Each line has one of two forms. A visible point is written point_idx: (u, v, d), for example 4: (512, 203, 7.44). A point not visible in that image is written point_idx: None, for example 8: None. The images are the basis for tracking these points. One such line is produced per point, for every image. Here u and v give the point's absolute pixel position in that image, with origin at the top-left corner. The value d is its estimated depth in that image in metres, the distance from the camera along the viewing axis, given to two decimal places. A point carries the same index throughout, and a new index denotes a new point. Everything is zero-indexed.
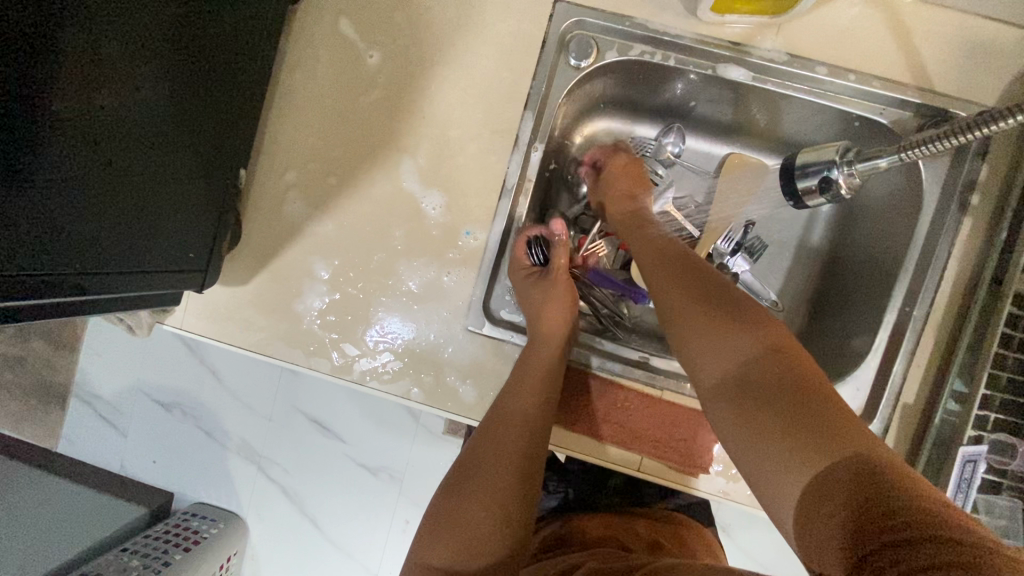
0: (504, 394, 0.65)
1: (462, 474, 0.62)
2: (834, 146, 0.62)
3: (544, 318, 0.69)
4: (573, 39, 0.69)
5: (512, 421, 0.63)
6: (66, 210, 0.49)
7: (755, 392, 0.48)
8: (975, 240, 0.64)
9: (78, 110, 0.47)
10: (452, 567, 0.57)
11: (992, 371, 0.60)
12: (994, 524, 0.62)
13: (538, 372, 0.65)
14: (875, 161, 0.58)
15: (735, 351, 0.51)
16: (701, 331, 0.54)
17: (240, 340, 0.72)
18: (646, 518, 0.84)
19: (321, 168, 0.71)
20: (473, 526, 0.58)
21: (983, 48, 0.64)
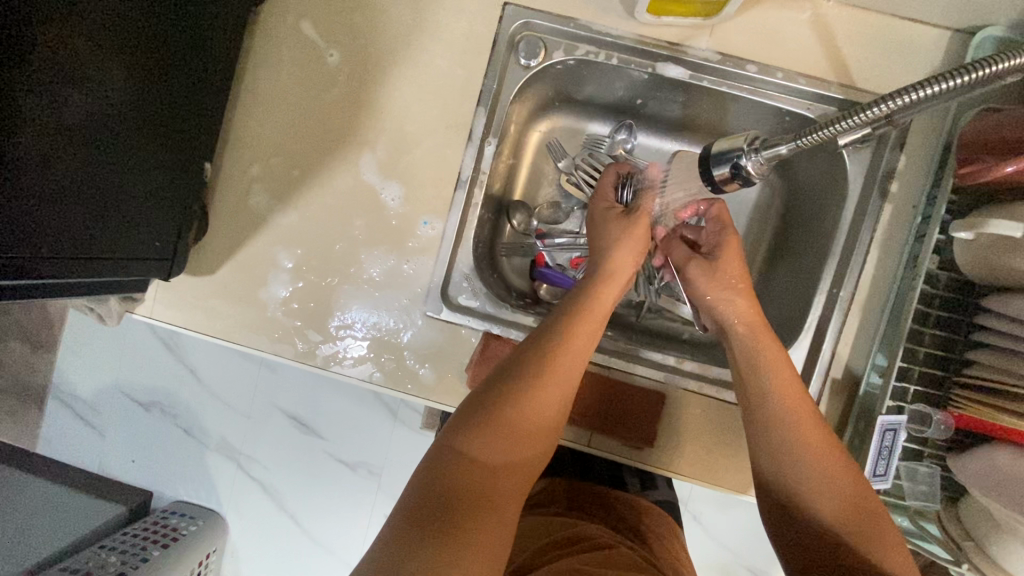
0: (572, 317, 0.63)
1: (508, 379, 0.59)
2: (744, 135, 0.62)
3: (615, 252, 0.70)
4: (522, 40, 0.73)
5: (578, 348, 0.62)
6: (36, 197, 0.51)
7: (804, 490, 0.58)
8: (895, 224, 0.69)
9: (50, 102, 0.50)
10: (488, 462, 0.55)
11: (908, 345, 0.64)
12: (916, 489, 0.66)
13: (604, 306, 0.66)
14: (776, 148, 0.59)
15: (786, 445, 0.59)
16: (762, 407, 0.61)
17: (208, 328, 0.76)
18: (614, 496, 0.88)
19: (284, 163, 0.74)
20: (512, 432, 0.57)
21: (899, 48, 0.69)
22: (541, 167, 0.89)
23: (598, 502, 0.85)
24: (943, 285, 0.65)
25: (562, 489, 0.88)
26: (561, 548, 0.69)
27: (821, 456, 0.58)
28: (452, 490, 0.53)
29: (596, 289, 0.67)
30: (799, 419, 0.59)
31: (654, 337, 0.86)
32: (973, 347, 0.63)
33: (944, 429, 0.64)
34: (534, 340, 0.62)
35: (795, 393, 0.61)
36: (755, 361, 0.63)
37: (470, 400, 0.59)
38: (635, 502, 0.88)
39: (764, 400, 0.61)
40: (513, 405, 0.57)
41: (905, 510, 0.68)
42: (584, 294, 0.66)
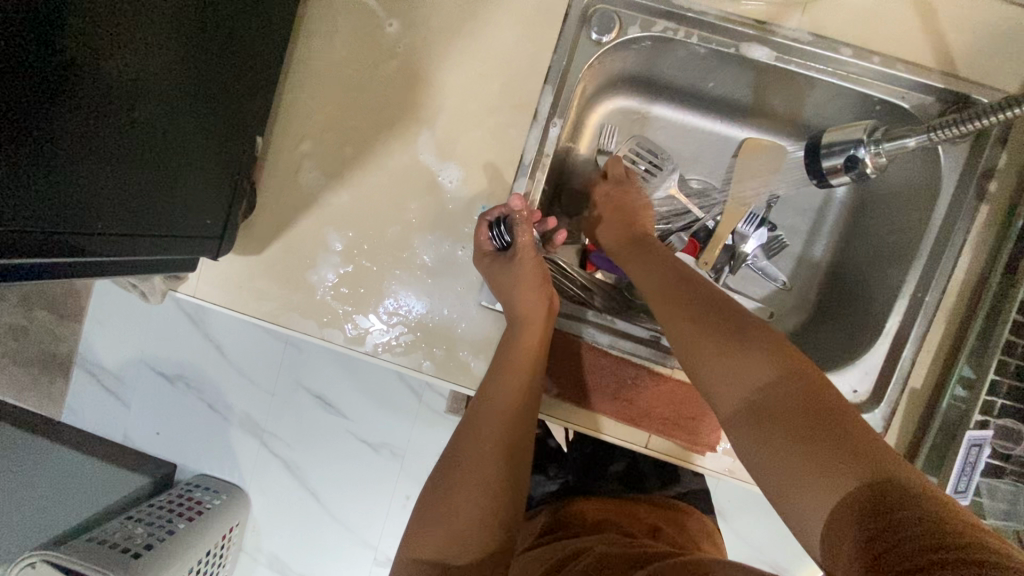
0: (493, 388, 0.63)
1: (450, 476, 0.62)
2: (862, 124, 0.62)
3: (522, 292, 0.66)
4: (595, 13, 0.68)
5: (498, 405, 0.63)
6: (61, 144, 0.46)
7: (784, 416, 0.46)
8: (990, 226, 0.64)
9: (79, 33, 0.44)
10: (440, 557, 0.59)
11: (1001, 357, 0.61)
12: (995, 507, 0.63)
13: (526, 359, 0.65)
14: (903, 141, 0.59)
15: (740, 380, 0.50)
16: (705, 354, 0.53)
17: (252, 309, 0.73)
18: (643, 506, 0.84)
19: (337, 139, 0.71)
20: (456, 517, 0.60)
21: (1012, 33, 0.63)
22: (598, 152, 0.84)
23: (632, 515, 0.81)
24: None
25: (588, 503, 0.83)
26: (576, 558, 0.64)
27: (759, 349, 0.50)
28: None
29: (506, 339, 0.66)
30: (753, 350, 0.51)
31: None
32: None
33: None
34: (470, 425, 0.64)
35: (722, 325, 0.54)
36: (691, 310, 0.57)
37: (423, 497, 0.63)
38: (667, 502, 0.87)
39: (701, 362, 0.53)
40: (454, 494, 0.61)
41: None
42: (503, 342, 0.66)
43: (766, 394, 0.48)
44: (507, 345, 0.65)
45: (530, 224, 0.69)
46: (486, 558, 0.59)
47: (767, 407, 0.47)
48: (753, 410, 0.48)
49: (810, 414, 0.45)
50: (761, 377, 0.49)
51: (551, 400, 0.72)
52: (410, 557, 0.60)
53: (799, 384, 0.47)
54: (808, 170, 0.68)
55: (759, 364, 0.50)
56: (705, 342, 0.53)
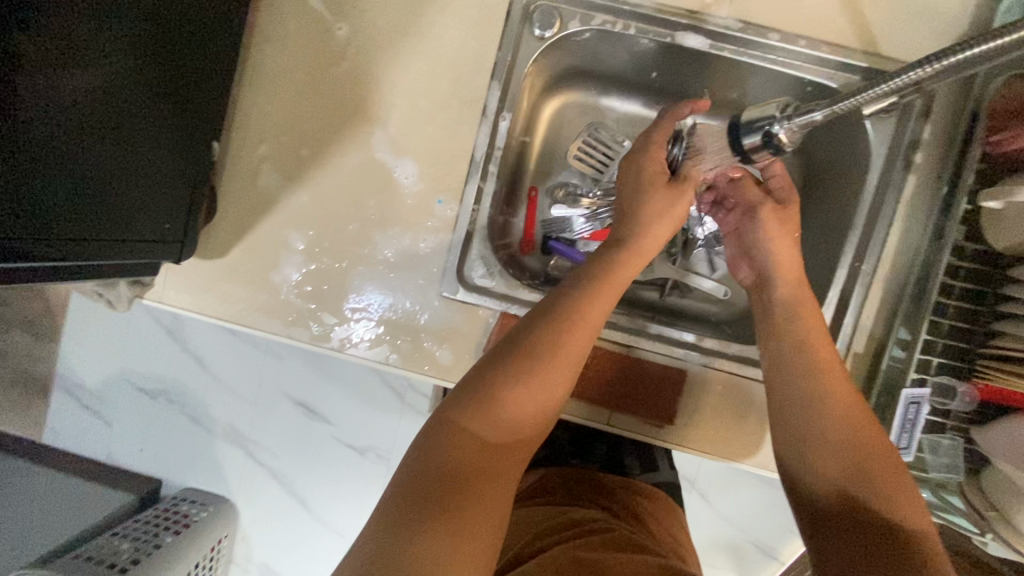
0: (592, 296, 0.59)
1: (523, 350, 0.56)
2: (774, 101, 0.59)
3: (647, 232, 0.64)
4: (536, 10, 0.71)
5: (589, 323, 0.58)
6: (19, 146, 0.48)
7: (840, 454, 0.56)
8: (918, 196, 0.68)
9: (32, 40, 0.46)
10: (481, 439, 0.53)
11: (933, 318, 0.64)
12: (939, 461, 0.66)
13: (626, 273, 0.62)
14: (811, 114, 0.56)
15: (814, 416, 0.58)
16: (797, 383, 0.59)
17: (219, 312, 0.74)
18: (612, 480, 0.87)
19: (294, 141, 0.73)
20: (521, 399, 0.54)
21: (926, 13, 0.67)
22: (552, 144, 0.87)
23: (602, 488, 0.84)
24: (969, 256, 0.64)
25: (558, 477, 0.86)
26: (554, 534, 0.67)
27: (876, 431, 0.56)
28: (449, 469, 0.51)
29: (620, 258, 0.62)
30: (855, 400, 0.58)
31: (672, 317, 0.85)
32: (999, 318, 0.62)
33: (968, 401, 0.63)
34: (542, 312, 0.58)
35: (835, 368, 0.60)
36: (796, 349, 0.61)
37: (481, 364, 0.56)
38: (637, 485, 0.87)
39: (799, 396, 0.59)
40: (525, 370, 0.55)
41: (928, 483, 0.67)
42: (604, 256, 0.63)
43: (834, 466, 0.55)
44: (614, 263, 0.62)
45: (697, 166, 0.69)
46: (515, 461, 0.55)
47: (837, 475, 0.55)
48: (818, 440, 0.57)
49: (873, 502, 0.53)
50: (885, 458, 0.55)
51: None
52: (454, 419, 0.53)
53: (862, 435, 0.56)
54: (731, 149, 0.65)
55: (830, 422, 0.57)
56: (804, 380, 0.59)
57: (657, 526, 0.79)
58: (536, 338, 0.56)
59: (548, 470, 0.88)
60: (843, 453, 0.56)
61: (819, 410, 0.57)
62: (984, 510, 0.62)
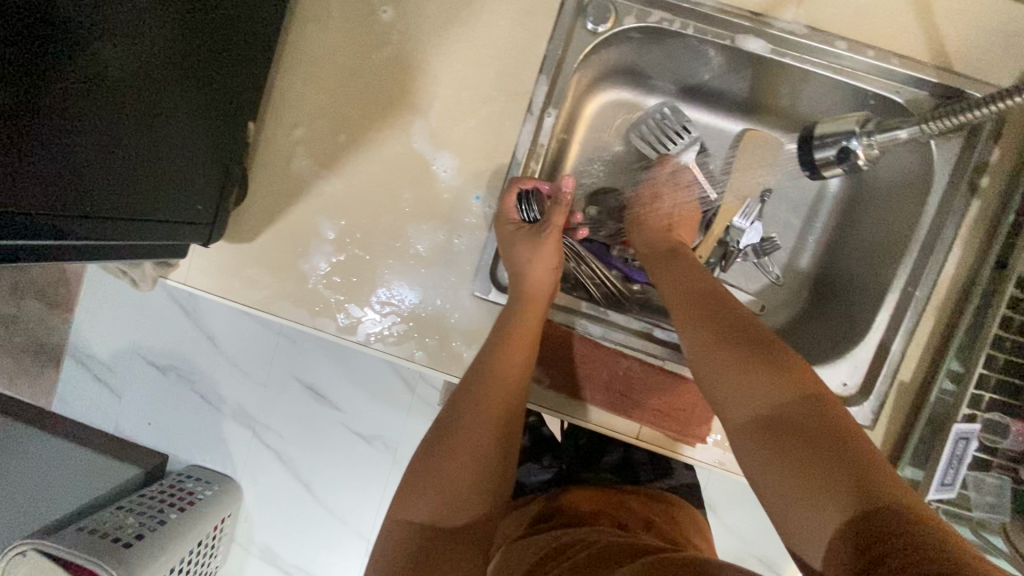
0: (494, 358, 0.62)
1: (448, 435, 0.61)
2: (853, 116, 0.62)
3: (531, 270, 0.68)
4: (591, 3, 0.68)
5: (506, 384, 0.62)
6: (47, 113, 0.46)
7: (789, 433, 0.46)
8: (982, 221, 0.65)
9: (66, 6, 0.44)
10: (426, 521, 0.59)
11: (989, 351, 0.61)
12: (982, 500, 0.63)
13: (523, 345, 0.63)
14: (894, 133, 0.60)
15: (745, 403, 0.50)
16: (727, 373, 0.52)
17: (243, 297, 0.72)
18: (632, 494, 0.85)
19: (330, 126, 0.70)
20: (449, 479, 0.59)
21: (1006, 29, 0.63)
22: (592, 144, 0.84)
23: (618, 507, 0.80)
24: None
25: (574, 495, 0.82)
26: (568, 551, 0.63)
27: (789, 378, 0.49)
28: (410, 559, 0.57)
29: (523, 312, 0.66)
30: (750, 368, 0.50)
31: None
32: None
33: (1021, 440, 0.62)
34: (466, 388, 0.62)
35: (738, 338, 0.53)
36: (704, 337, 0.55)
37: (418, 456, 0.62)
38: (666, 497, 0.87)
39: (732, 393, 0.51)
40: (452, 451, 0.60)
41: (969, 522, 0.64)
42: (504, 324, 0.65)
43: (769, 422, 0.48)
44: (515, 321, 0.65)
45: (561, 206, 0.72)
46: (474, 529, 0.60)
47: (769, 435, 0.47)
48: (755, 425, 0.48)
49: (817, 441, 0.44)
50: (800, 399, 0.47)
51: (543, 392, 0.72)
52: (400, 517, 0.60)
53: (805, 403, 0.47)
54: (800, 163, 0.69)
55: (756, 383, 0.49)
56: (740, 376, 0.51)
57: (671, 531, 0.76)
58: (451, 421, 0.62)
59: (562, 488, 0.86)
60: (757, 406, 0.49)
61: (730, 378, 0.51)
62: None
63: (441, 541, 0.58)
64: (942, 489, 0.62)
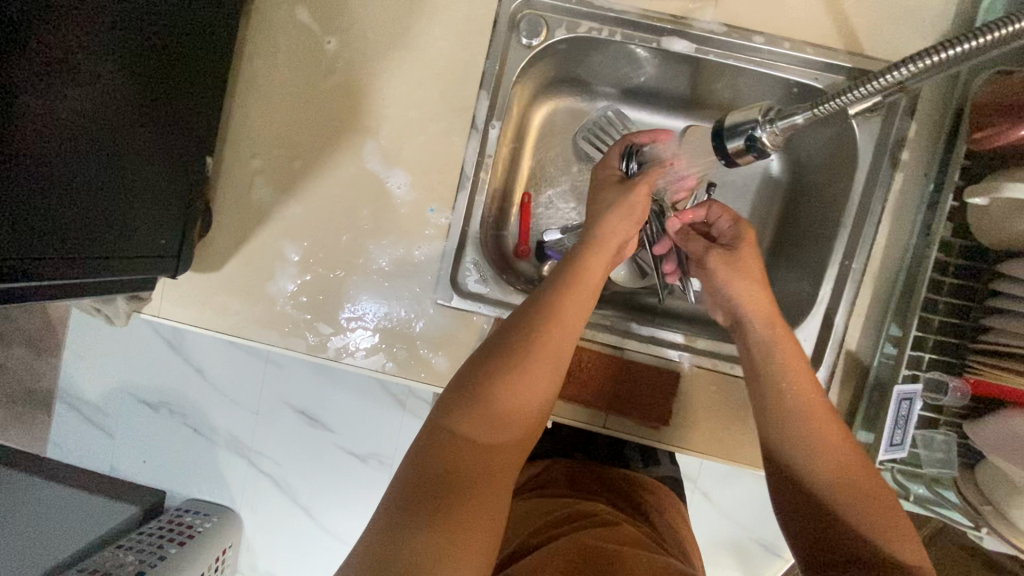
0: (559, 294, 0.61)
1: (507, 351, 0.58)
2: (758, 106, 0.64)
3: (605, 223, 0.66)
4: (523, 18, 0.72)
5: (567, 322, 0.60)
6: (11, 162, 0.48)
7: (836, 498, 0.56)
8: (907, 192, 0.68)
9: (29, 67, 0.48)
10: (474, 439, 0.55)
11: (923, 314, 0.65)
12: (933, 457, 0.66)
13: (593, 279, 0.64)
14: (793, 117, 0.61)
15: (801, 415, 0.59)
16: (788, 423, 0.59)
17: (216, 324, 0.75)
18: (617, 474, 0.86)
19: (286, 154, 0.73)
20: (500, 404, 0.56)
21: (909, 13, 0.68)
22: (544, 150, 0.87)
23: (600, 480, 0.84)
24: (957, 252, 0.65)
25: (562, 467, 0.86)
26: (569, 522, 0.67)
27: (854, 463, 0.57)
28: (439, 472, 0.52)
29: (588, 257, 0.64)
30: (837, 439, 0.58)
31: (668, 318, 0.85)
32: (989, 314, 0.63)
33: (960, 396, 0.63)
34: (521, 314, 0.61)
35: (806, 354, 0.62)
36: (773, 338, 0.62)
37: (459, 375, 0.58)
38: (643, 479, 0.86)
39: (794, 396, 0.59)
40: (503, 373, 0.57)
41: (923, 478, 0.67)
42: (569, 263, 0.64)
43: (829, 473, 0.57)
44: (583, 265, 0.63)
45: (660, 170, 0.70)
46: (506, 460, 0.56)
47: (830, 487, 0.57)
48: (806, 424, 0.58)
49: (857, 503, 0.56)
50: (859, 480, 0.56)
51: None
52: (445, 424, 0.55)
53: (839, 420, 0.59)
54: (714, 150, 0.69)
55: (820, 448, 0.57)
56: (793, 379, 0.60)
57: (661, 521, 0.77)
58: (505, 343, 0.58)
59: (546, 462, 0.88)
60: (823, 472, 0.57)
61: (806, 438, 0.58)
62: (978, 503, 0.61)
63: (484, 459, 0.54)
64: (893, 449, 0.65)
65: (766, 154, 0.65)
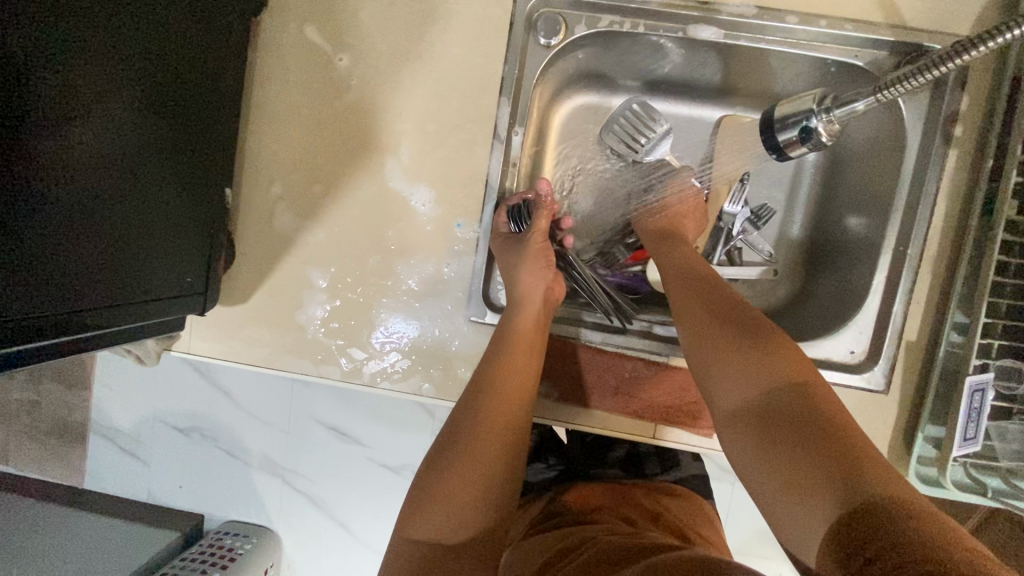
0: (496, 362, 0.63)
1: (453, 444, 0.61)
2: (810, 94, 0.61)
3: (519, 281, 0.69)
4: (540, 18, 0.69)
5: (508, 394, 0.62)
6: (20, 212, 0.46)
7: (774, 418, 0.49)
8: (963, 170, 0.64)
9: (35, 111, 0.46)
10: (431, 539, 0.59)
11: (990, 299, 0.61)
12: (1007, 448, 0.63)
13: (526, 339, 0.66)
14: (852, 105, 0.58)
15: (753, 406, 0.52)
16: (715, 360, 0.55)
17: (247, 357, 0.73)
18: (634, 487, 0.85)
19: (305, 178, 0.71)
20: (460, 495, 0.59)
21: None
22: (568, 151, 0.84)
23: (621, 500, 0.80)
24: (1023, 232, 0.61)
25: (569, 495, 0.83)
26: (576, 550, 0.64)
27: (777, 371, 0.51)
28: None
29: (516, 322, 0.66)
30: (740, 353, 0.54)
31: None
32: None
33: None
34: (466, 400, 0.63)
35: (740, 330, 0.55)
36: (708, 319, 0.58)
37: (419, 479, 0.61)
38: (669, 487, 0.86)
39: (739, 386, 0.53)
40: (457, 465, 0.60)
41: (997, 471, 0.62)
42: (504, 325, 0.66)
43: (755, 389, 0.52)
44: (515, 323, 0.66)
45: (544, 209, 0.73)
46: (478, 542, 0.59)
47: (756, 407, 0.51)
48: (746, 389, 0.52)
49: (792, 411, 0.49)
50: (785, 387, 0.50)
51: (553, 405, 0.73)
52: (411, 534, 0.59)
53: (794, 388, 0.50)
54: (765, 145, 0.67)
55: (745, 371, 0.53)
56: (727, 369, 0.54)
57: (686, 529, 0.74)
58: (451, 438, 0.61)
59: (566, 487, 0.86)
60: (743, 390, 0.53)
61: (716, 365, 0.55)
62: None
63: (453, 555, 0.58)
64: (967, 444, 0.61)
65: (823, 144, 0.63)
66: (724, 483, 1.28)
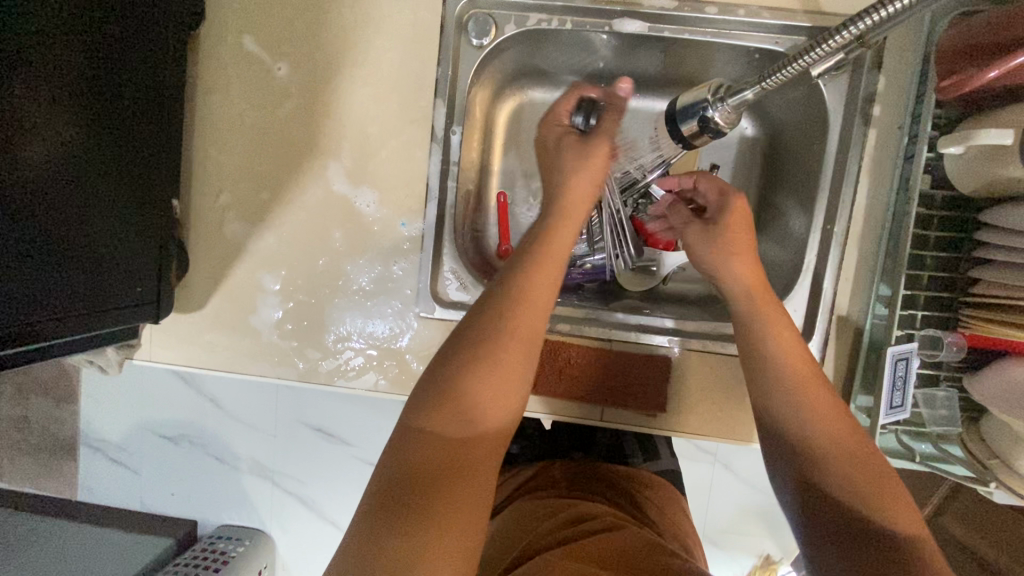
0: (529, 271, 0.58)
1: (473, 340, 0.54)
2: (705, 86, 0.62)
3: (569, 184, 0.65)
4: (470, 19, 0.71)
5: (536, 301, 0.57)
6: None
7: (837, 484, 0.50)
8: (881, 149, 0.67)
9: None
10: (448, 434, 0.51)
11: (910, 272, 0.63)
12: (935, 415, 0.64)
13: (561, 253, 0.60)
14: (741, 94, 0.58)
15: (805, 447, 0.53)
16: (776, 394, 0.56)
17: (208, 362, 0.76)
18: (618, 472, 0.86)
19: (251, 186, 0.73)
20: (481, 393, 0.52)
21: None
22: (514, 146, 0.86)
23: (602, 481, 0.83)
24: (938, 204, 0.63)
25: (560, 470, 0.86)
26: (565, 529, 0.67)
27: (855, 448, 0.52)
28: (413, 474, 0.49)
29: (549, 240, 0.61)
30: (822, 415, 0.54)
31: (658, 301, 0.84)
32: (978, 264, 0.62)
33: (957, 350, 0.62)
34: (490, 299, 0.57)
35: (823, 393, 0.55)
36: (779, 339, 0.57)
37: (431, 368, 0.54)
38: (642, 476, 0.87)
39: (800, 427, 0.54)
40: (477, 359, 0.53)
41: (928, 436, 0.65)
42: (539, 233, 0.62)
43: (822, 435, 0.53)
44: (543, 243, 0.61)
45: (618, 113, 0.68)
46: (487, 451, 0.52)
47: (848, 459, 0.51)
48: (805, 431, 0.53)
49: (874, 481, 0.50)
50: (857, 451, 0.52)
51: None
52: (413, 425, 0.51)
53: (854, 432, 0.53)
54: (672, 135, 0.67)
55: (808, 417, 0.54)
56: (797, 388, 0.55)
57: (654, 514, 0.78)
58: (474, 333, 0.55)
59: (543, 462, 0.90)
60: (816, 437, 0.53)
61: (783, 402, 0.55)
62: (985, 458, 0.60)
63: (461, 455, 0.50)
64: (894, 412, 0.63)
65: (722, 132, 0.63)
66: (704, 464, 1.30)
